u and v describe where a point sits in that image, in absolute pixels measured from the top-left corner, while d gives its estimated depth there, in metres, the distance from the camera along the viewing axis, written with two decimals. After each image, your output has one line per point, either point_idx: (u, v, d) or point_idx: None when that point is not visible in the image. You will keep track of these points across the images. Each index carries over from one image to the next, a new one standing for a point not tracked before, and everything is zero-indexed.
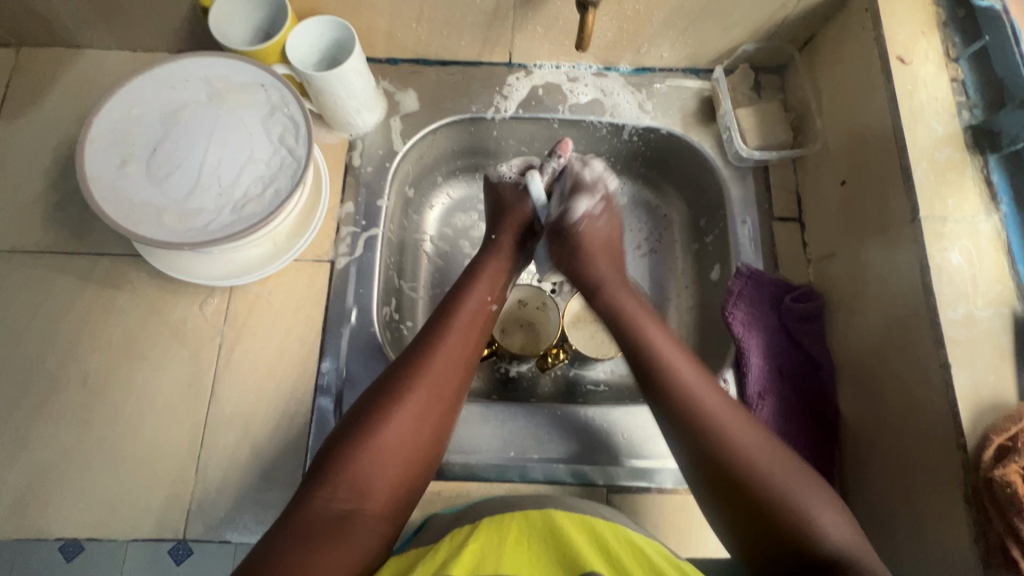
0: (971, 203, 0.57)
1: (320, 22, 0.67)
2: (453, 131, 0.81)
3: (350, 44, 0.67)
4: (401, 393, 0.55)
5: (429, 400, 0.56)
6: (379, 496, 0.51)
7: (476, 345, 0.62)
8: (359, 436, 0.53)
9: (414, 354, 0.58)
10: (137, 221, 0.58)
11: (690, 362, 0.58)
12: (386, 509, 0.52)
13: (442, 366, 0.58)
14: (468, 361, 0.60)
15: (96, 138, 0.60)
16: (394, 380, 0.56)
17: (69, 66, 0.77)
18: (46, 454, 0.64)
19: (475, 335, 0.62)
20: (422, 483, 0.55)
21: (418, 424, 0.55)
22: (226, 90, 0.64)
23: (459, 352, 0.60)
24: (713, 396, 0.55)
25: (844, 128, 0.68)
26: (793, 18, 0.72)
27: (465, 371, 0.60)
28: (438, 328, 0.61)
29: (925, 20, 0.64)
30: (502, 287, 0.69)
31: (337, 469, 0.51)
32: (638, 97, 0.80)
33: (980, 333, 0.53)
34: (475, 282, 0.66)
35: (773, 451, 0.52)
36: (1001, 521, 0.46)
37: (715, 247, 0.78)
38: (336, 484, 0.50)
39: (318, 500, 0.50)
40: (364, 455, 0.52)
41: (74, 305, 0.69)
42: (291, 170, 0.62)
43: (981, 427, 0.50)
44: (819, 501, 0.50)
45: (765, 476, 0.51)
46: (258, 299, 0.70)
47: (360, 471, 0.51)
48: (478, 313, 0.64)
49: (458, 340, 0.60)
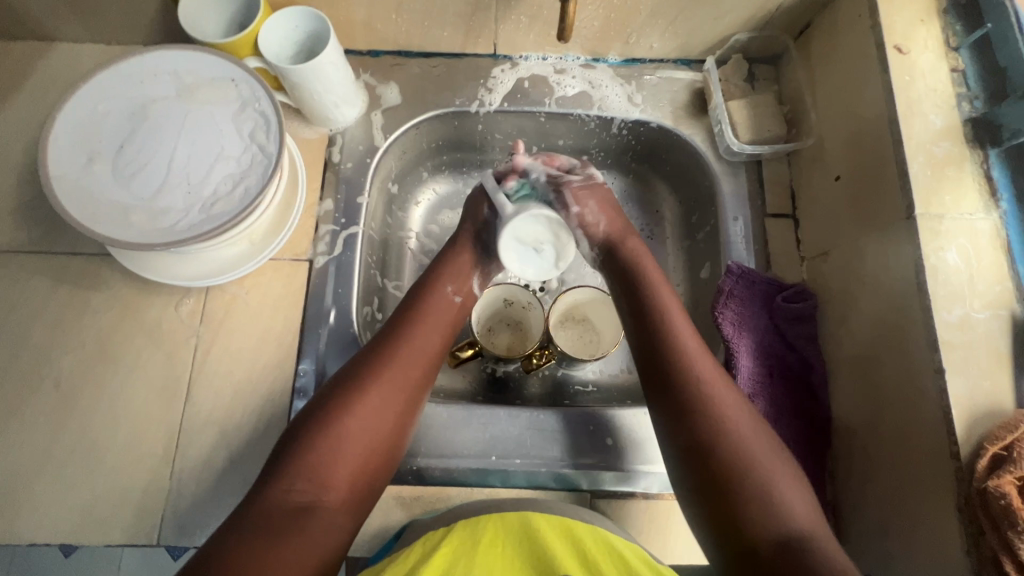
0: (969, 200, 0.54)
1: (294, 12, 0.65)
2: (437, 125, 0.78)
3: (326, 35, 0.65)
4: (366, 381, 0.54)
5: (395, 387, 0.55)
6: (338, 488, 0.50)
7: (444, 335, 0.61)
8: (320, 425, 0.51)
9: (379, 341, 0.57)
10: (104, 221, 0.56)
11: (711, 362, 0.56)
12: (345, 501, 0.50)
13: (410, 352, 0.57)
14: (437, 350, 0.59)
15: (59, 134, 0.58)
16: (357, 369, 0.55)
17: (41, 59, 0.75)
18: (18, 457, 0.63)
19: (442, 326, 0.61)
20: (383, 475, 0.54)
21: (381, 412, 0.53)
22: (195, 84, 0.62)
23: (428, 339, 0.59)
24: (729, 397, 0.53)
25: (840, 121, 0.66)
26: (788, 6, 0.69)
27: (433, 360, 0.59)
28: (405, 317, 0.60)
29: (925, 7, 0.61)
30: (467, 280, 0.67)
31: (296, 460, 0.49)
32: (627, 90, 0.77)
33: (976, 337, 0.51)
34: (440, 275, 0.65)
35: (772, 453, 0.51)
36: (995, 534, 0.44)
37: (706, 244, 0.76)
38: (295, 476, 0.49)
39: (274, 494, 0.48)
40: (324, 444, 0.50)
41: (47, 305, 0.67)
42: (262, 167, 0.60)
43: (975, 435, 0.48)
44: (801, 504, 0.49)
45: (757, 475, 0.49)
46: (235, 298, 0.69)
47: (320, 463, 0.50)
48: (444, 303, 0.63)
49: (425, 329, 0.59)
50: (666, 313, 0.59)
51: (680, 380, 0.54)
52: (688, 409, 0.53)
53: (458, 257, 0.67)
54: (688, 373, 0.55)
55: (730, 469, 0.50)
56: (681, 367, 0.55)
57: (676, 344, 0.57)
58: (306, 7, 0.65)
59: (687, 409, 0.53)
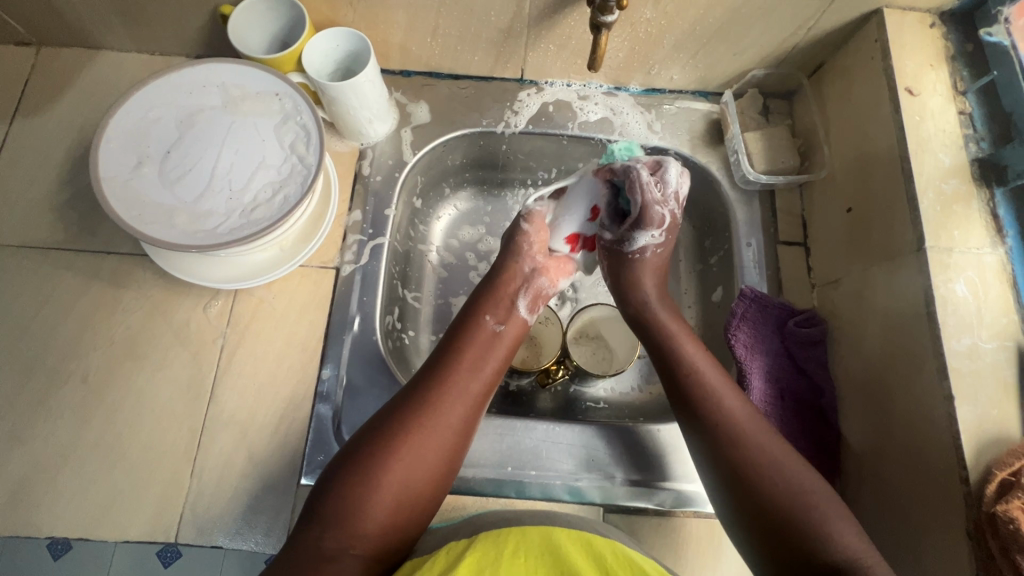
0: (976, 236, 0.57)
1: (338, 33, 0.68)
2: (463, 143, 0.81)
3: (366, 56, 0.68)
4: (406, 424, 0.54)
5: (431, 437, 0.54)
6: (373, 533, 0.50)
7: (489, 372, 0.60)
8: (362, 470, 0.51)
9: (423, 382, 0.58)
10: (148, 221, 0.59)
11: (728, 391, 0.58)
12: (381, 547, 0.50)
13: (451, 395, 0.57)
14: (478, 390, 0.59)
15: (110, 138, 0.61)
16: (398, 413, 0.55)
17: (87, 67, 0.78)
18: (41, 449, 0.64)
19: (486, 362, 0.61)
20: (417, 519, 0.53)
21: (420, 459, 0.53)
22: (241, 97, 0.65)
23: (469, 380, 0.58)
24: (782, 454, 0.53)
25: (852, 155, 0.69)
26: (804, 46, 0.73)
27: (476, 401, 0.58)
28: (447, 356, 0.60)
29: (934, 53, 0.64)
30: (507, 305, 0.66)
31: (335, 505, 0.50)
32: (647, 118, 0.81)
33: (983, 366, 0.53)
34: (480, 304, 0.65)
35: (821, 503, 0.51)
36: (1004, 558, 0.46)
37: (719, 268, 0.78)
38: (332, 521, 0.49)
39: (311, 537, 0.49)
40: (361, 492, 0.50)
41: (78, 302, 0.69)
42: (301, 177, 0.62)
43: (983, 460, 0.50)
44: (859, 547, 0.49)
45: (795, 507, 0.50)
46: (262, 302, 0.70)
47: (356, 509, 0.50)
48: (483, 336, 0.62)
49: (468, 368, 0.59)
50: (699, 376, 0.58)
51: (721, 449, 0.54)
52: (738, 475, 0.53)
53: (500, 284, 0.67)
54: (733, 441, 0.54)
55: (791, 530, 0.49)
56: (721, 430, 0.55)
57: (716, 413, 0.56)
58: (345, 28, 0.68)
59: (743, 475, 0.53)
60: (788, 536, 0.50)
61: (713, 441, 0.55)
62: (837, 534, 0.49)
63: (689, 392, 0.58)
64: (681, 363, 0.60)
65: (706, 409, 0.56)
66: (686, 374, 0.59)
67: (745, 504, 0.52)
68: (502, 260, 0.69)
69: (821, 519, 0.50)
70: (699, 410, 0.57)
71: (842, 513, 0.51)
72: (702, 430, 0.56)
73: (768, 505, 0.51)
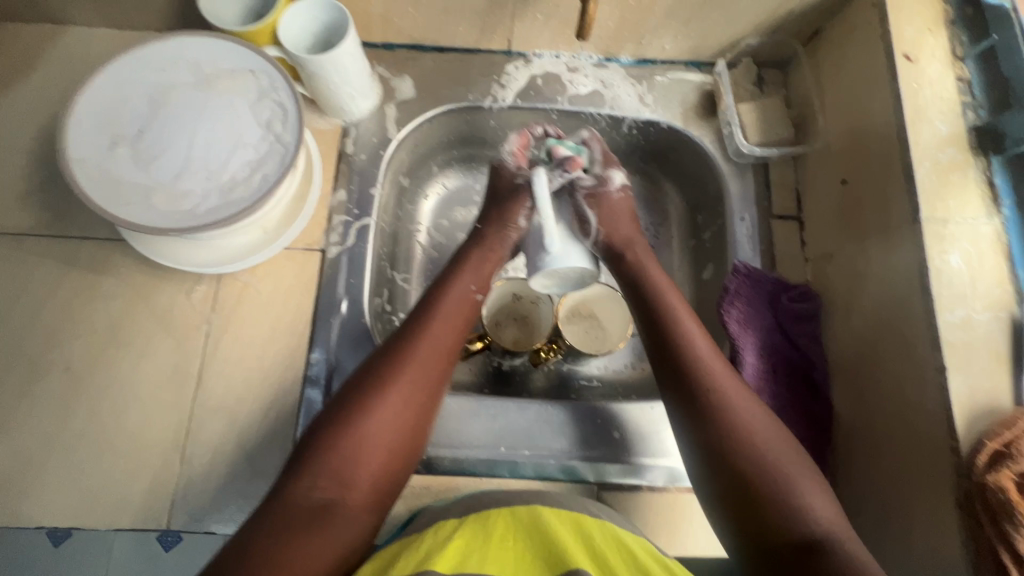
0: (972, 206, 0.56)
1: (287, 30, 0.65)
2: (449, 119, 0.79)
3: (314, 9, 0.66)
4: (385, 376, 0.54)
5: (416, 385, 0.55)
6: (362, 484, 0.51)
7: (460, 329, 0.60)
8: (343, 424, 0.52)
9: (397, 342, 0.57)
10: (123, 204, 0.56)
11: (702, 334, 0.59)
12: (370, 498, 0.51)
13: (428, 349, 0.57)
14: (451, 347, 0.59)
15: (80, 118, 0.58)
16: (374, 369, 0.55)
17: (54, 43, 0.74)
18: (27, 439, 0.62)
19: (459, 321, 0.61)
20: (406, 471, 0.54)
21: (404, 409, 0.54)
22: (214, 74, 0.62)
23: (447, 336, 0.59)
24: (757, 422, 0.54)
25: (847, 123, 0.67)
26: (799, 12, 0.71)
27: (450, 354, 0.58)
28: (423, 312, 0.60)
29: (933, 17, 0.62)
30: (489, 274, 0.66)
31: (317, 457, 0.50)
32: (638, 90, 0.78)
33: (977, 337, 0.52)
34: (460, 270, 0.64)
35: (805, 476, 0.51)
36: (993, 527, 0.46)
37: (712, 244, 0.77)
38: (316, 475, 0.50)
39: (298, 490, 0.49)
40: (345, 445, 0.51)
41: (57, 289, 0.67)
42: (279, 156, 0.60)
43: (974, 431, 0.50)
44: (835, 518, 0.50)
45: (781, 487, 0.50)
46: (247, 286, 0.69)
47: (342, 460, 0.50)
48: (463, 298, 0.62)
49: (441, 324, 0.59)
50: (679, 322, 0.60)
51: (700, 404, 0.55)
52: (725, 441, 0.53)
53: (490, 242, 0.67)
54: (719, 406, 0.54)
55: (768, 494, 0.50)
56: (706, 389, 0.55)
57: (685, 348, 0.58)
58: (283, 32, 0.65)
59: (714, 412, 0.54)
60: (772, 511, 0.50)
61: (695, 392, 0.55)
62: (805, 492, 0.50)
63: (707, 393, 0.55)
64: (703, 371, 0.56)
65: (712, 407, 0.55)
66: (694, 363, 0.57)
67: (723, 474, 0.52)
68: (490, 235, 0.67)
69: (803, 491, 0.50)
70: (683, 362, 0.57)
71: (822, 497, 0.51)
72: (687, 395, 0.56)
73: (752, 484, 0.51)
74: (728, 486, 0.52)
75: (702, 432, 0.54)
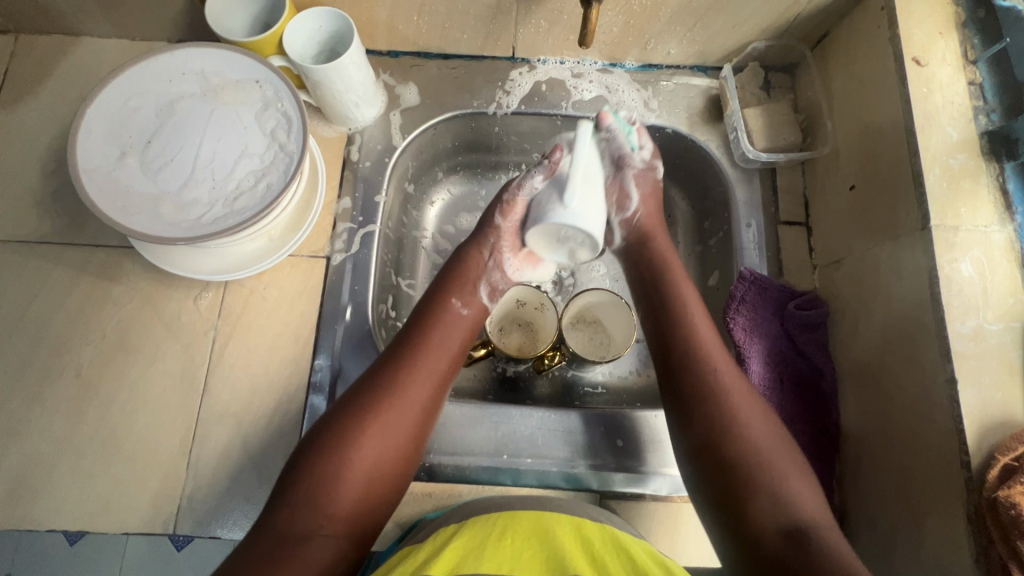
0: (984, 213, 0.55)
1: (291, 41, 0.66)
2: (453, 126, 0.79)
3: (315, 19, 0.66)
4: (369, 405, 0.54)
5: (399, 414, 0.54)
6: (343, 513, 0.50)
7: (447, 355, 0.60)
8: (325, 454, 0.51)
9: (381, 368, 0.57)
10: (131, 213, 0.57)
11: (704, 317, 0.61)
12: (350, 527, 0.50)
13: (413, 378, 0.56)
14: (437, 377, 0.58)
15: (91, 128, 0.59)
16: (357, 397, 0.54)
17: (67, 54, 0.76)
18: (39, 443, 0.64)
19: (445, 346, 0.60)
20: (388, 500, 0.53)
21: (388, 439, 0.53)
22: (221, 85, 0.63)
23: (434, 361, 0.58)
24: (745, 401, 0.54)
25: (856, 128, 0.66)
26: (806, 15, 0.70)
27: (438, 381, 0.58)
28: (408, 338, 0.59)
29: (944, 20, 0.61)
30: (475, 296, 0.66)
31: (299, 487, 0.50)
32: (643, 95, 0.78)
33: (988, 349, 0.51)
34: (444, 293, 0.64)
35: (789, 458, 0.51)
36: (1004, 543, 0.45)
37: (718, 250, 0.77)
38: (299, 506, 0.49)
39: (280, 521, 0.48)
40: (326, 476, 0.50)
41: (69, 296, 0.68)
42: (283, 165, 0.61)
43: (985, 444, 0.49)
44: (816, 505, 0.49)
45: (760, 466, 0.50)
46: (253, 293, 0.69)
47: (323, 490, 0.50)
48: (449, 322, 0.62)
49: (426, 351, 0.58)
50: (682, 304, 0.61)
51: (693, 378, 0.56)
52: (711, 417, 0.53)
53: (471, 263, 0.67)
54: (709, 381, 0.55)
55: (746, 470, 0.50)
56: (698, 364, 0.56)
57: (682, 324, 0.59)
58: (288, 43, 0.65)
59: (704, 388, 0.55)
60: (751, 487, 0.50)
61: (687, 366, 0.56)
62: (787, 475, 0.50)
63: (702, 376, 0.55)
64: (698, 354, 0.57)
65: (707, 382, 0.55)
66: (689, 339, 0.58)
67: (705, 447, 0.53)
68: (473, 254, 0.68)
69: (785, 472, 0.50)
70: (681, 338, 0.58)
71: (807, 481, 0.51)
72: (681, 368, 0.57)
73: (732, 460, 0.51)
74: (709, 461, 0.52)
75: (691, 407, 0.55)
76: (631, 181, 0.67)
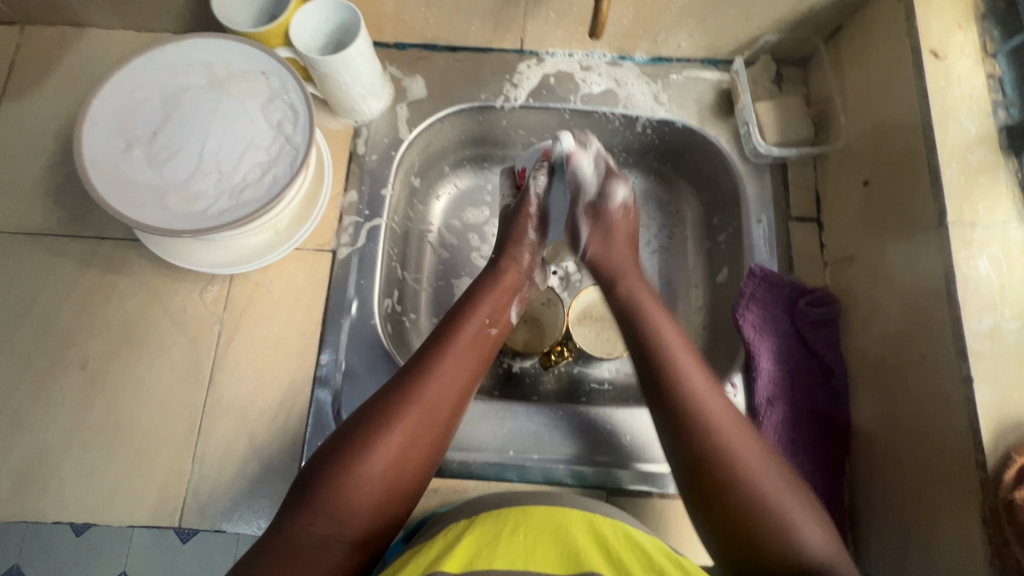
0: (1002, 209, 0.54)
1: (298, 35, 0.65)
2: (460, 120, 0.78)
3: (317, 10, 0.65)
4: (392, 416, 0.53)
5: (421, 429, 0.54)
6: (361, 520, 0.50)
7: (472, 370, 0.59)
8: (346, 461, 0.51)
9: (408, 379, 0.56)
10: (137, 205, 0.57)
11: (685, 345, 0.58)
12: (367, 534, 0.50)
13: (437, 392, 0.55)
14: (460, 391, 0.57)
15: (96, 119, 0.59)
16: (382, 406, 0.54)
17: (73, 45, 0.76)
18: (46, 435, 0.64)
19: (471, 360, 0.59)
20: (404, 508, 0.53)
21: (410, 450, 0.53)
22: (227, 77, 0.62)
23: (461, 376, 0.58)
24: (737, 432, 0.52)
25: (870, 122, 0.65)
26: (821, 7, 0.68)
27: (462, 395, 0.57)
28: (437, 348, 0.58)
29: (963, 11, 0.60)
30: (505, 310, 0.65)
31: (318, 491, 0.49)
32: (653, 89, 0.77)
33: (1007, 347, 0.50)
34: (476, 304, 0.63)
35: (790, 490, 0.50)
36: (1020, 546, 0.44)
37: (727, 246, 0.76)
38: (317, 510, 0.49)
39: (297, 525, 0.48)
40: (347, 483, 0.50)
41: (75, 288, 0.68)
42: (290, 157, 0.60)
43: (1002, 444, 0.48)
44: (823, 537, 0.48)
45: (762, 498, 0.49)
46: (258, 287, 0.69)
47: (343, 497, 0.49)
48: (478, 335, 0.61)
49: (454, 362, 0.58)
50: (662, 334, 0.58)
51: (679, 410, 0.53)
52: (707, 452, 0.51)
53: (504, 273, 0.67)
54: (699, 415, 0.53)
55: (750, 502, 0.49)
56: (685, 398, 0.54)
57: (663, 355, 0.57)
58: (296, 37, 0.65)
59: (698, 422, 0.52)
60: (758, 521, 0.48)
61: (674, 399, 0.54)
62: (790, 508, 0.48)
63: (687, 408, 0.53)
64: (680, 385, 0.55)
65: (697, 415, 0.53)
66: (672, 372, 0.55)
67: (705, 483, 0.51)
68: (505, 263, 0.68)
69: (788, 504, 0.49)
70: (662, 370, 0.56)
71: (813, 515, 0.49)
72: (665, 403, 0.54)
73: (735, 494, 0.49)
74: (712, 496, 0.50)
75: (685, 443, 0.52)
76: (583, 216, 0.69)
